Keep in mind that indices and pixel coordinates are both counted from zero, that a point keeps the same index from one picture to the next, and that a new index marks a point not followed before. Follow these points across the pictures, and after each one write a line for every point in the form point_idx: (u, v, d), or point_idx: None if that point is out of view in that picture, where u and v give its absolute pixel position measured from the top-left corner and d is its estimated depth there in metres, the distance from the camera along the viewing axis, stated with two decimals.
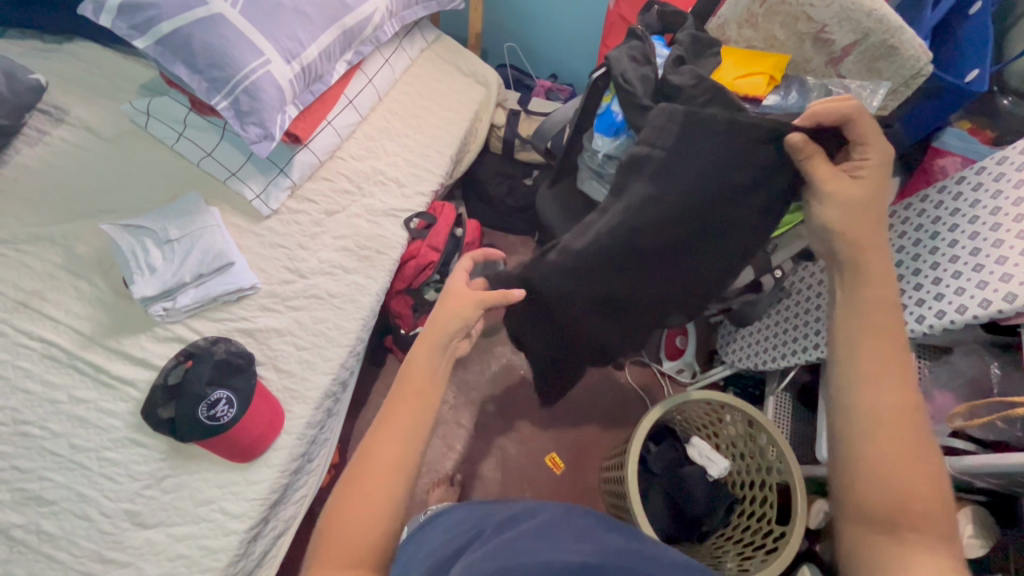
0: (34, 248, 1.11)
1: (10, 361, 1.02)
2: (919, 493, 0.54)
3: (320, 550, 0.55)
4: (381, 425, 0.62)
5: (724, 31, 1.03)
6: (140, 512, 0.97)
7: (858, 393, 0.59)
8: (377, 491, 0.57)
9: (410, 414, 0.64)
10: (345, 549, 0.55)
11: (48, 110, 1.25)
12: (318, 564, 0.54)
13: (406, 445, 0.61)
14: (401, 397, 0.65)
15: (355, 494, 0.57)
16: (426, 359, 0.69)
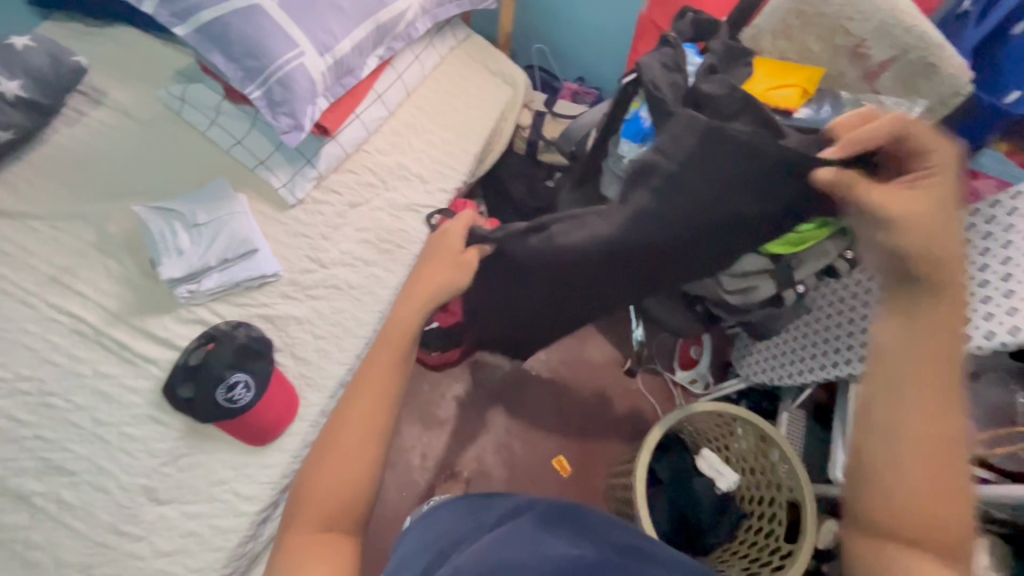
0: (68, 225, 1.15)
1: (39, 333, 1.06)
2: (938, 518, 0.55)
3: (299, 516, 0.64)
4: (351, 395, 0.71)
5: (758, 41, 1.02)
6: (155, 488, 0.99)
7: (890, 410, 0.59)
8: (344, 462, 0.65)
9: (374, 398, 0.69)
10: (320, 513, 0.64)
11: (87, 91, 1.28)
12: (297, 527, 0.64)
13: (373, 432, 0.68)
14: (371, 369, 0.72)
15: (322, 473, 0.65)
16: (388, 351, 0.74)
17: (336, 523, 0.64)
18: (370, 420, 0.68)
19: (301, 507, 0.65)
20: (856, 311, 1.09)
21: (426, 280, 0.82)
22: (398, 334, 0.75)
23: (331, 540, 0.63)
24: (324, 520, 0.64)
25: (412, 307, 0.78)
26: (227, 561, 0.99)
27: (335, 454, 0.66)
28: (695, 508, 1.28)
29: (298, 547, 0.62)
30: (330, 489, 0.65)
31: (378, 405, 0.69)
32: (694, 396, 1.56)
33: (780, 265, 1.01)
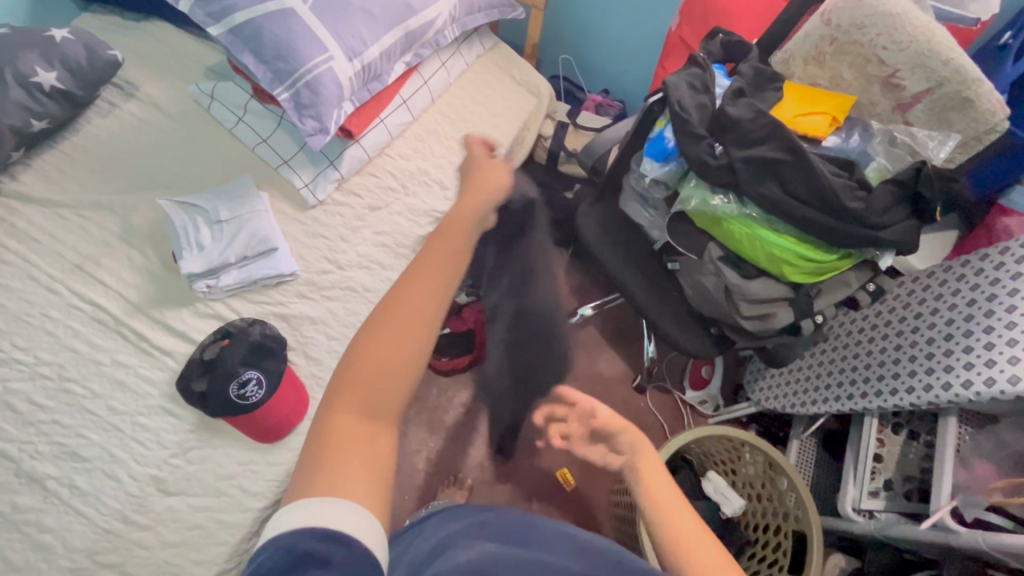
0: (95, 215, 1.17)
1: (62, 320, 1.08)
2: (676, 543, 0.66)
3: (346, 387, 0.56)
4: (407, 280, 0.60)
5: (789, 65, 1.03)
6: (165, 479, 1.01)
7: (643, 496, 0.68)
8: (398, 338, 0.57)
9: (439, 270, 0.60)
10: (369, 389, 0.55)
11: (120, 84, 1.31)
12: (340, 401, 0.55)
13: (432, 303, 0.59)
14: (428, 260, 0.61)
15: (376, 341, 0.57)
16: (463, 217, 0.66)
17: (380, 412, 0.55)
18: (423, 311, 0.58)
19: (342, 395, 0.55)
20: (873, 344, 1.07)
21: (474, 186, 0.70)
22: (459, 232, 0.64)
23: (374, 428, 0.55)
24: (367, 407, 0.55)
25: (473, 208, 0.67)
26: (231, 556, 1.01)
27: (386, 340, 0.56)
28: None
29: (339, 431, 0.53)
30: (375, 375, 0.55)
31: (434, 296, 0.59)
32: (702, 416, 1.53)
33: (800, 295, 0.97)
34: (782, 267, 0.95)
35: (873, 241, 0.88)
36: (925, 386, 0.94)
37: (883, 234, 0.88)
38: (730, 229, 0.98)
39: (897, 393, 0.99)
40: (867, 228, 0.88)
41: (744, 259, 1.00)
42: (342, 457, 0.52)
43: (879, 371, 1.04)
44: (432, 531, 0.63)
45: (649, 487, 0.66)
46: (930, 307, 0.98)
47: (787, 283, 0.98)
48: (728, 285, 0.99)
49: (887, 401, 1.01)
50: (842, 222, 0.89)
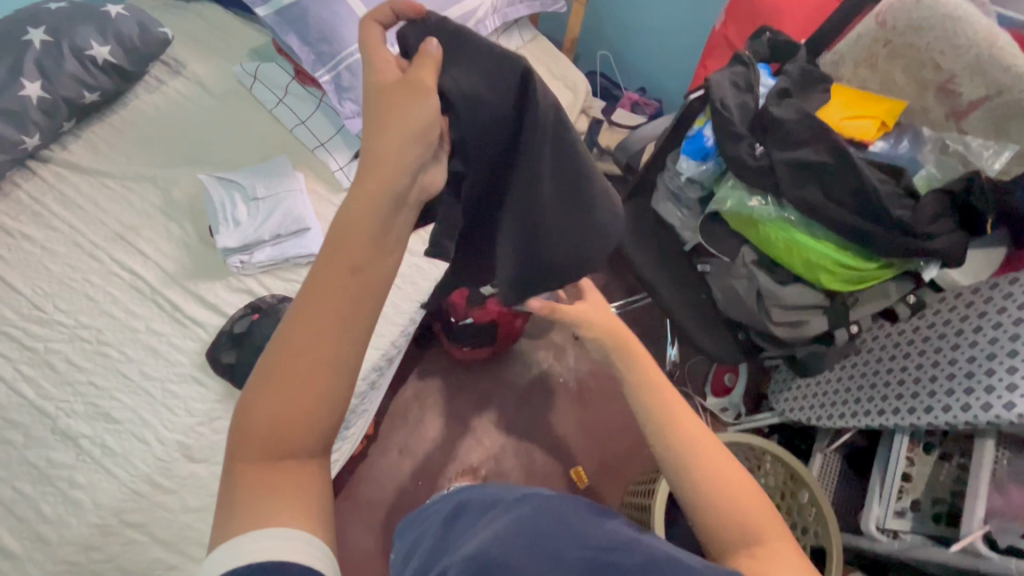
0: (138, 186, 1.21)
1: (102, 285, 1.12)
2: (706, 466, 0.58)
3: (241, 439, 0.47)
4: (307, 295, 0.46)
5: (838, 68, 1.01)
6: (190, 446, 1.03)
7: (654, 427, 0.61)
8: (296, 379, 0.46)
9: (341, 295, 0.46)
10: (267, 440, 0.46)
11: (169, 62, 1.35)
12: (239, 452, 0.47)
13: (337, 332, 0.46)
14: (329, 263, 0.47)
15: (270, 387, 0.46)
16: (366, 208, 0.47)
17: (293, 452, 0.47)
18: (337, 329, 0.46)
19: (247, 435, 0.46)
20: (910, 359, 1.03)
21: (380, 146, 0.48)
22: (359, 229, 0.47)
23: (287, 473, 0.47)
24: (268, 456, 0.46)
25: (366, 192, 0.47)
26: None
27: (285, 382, 0.46)
28: None
29: (250, 483, 0.46)
30: (274, 421, 0.46)
31: (337, 313, 0.46)
32: (722, 425, 1.50)
33: (835, 303, 0.95)
34: (818, 273, 0.93)
35: (918, 251, 0.85)
36: (963, 405, 0.90)
37: (930, 244, 0.85)
38: (765, 231, 0.96)
39: (933, 411, 0.95)
40: (911, 237, 0.85)
41: (779, 264, 0.98)
42: (262, 499, 0.45)
43: (914, 387, 1.01)
44: (427, 545, 0.60)
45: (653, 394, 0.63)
46: (971, 324, 0.94)
47: (823, 290, 0.95)
48: (760, 289, 0.98)
49: (921, 419, 0.97)
50: (886, 231, 0.87)
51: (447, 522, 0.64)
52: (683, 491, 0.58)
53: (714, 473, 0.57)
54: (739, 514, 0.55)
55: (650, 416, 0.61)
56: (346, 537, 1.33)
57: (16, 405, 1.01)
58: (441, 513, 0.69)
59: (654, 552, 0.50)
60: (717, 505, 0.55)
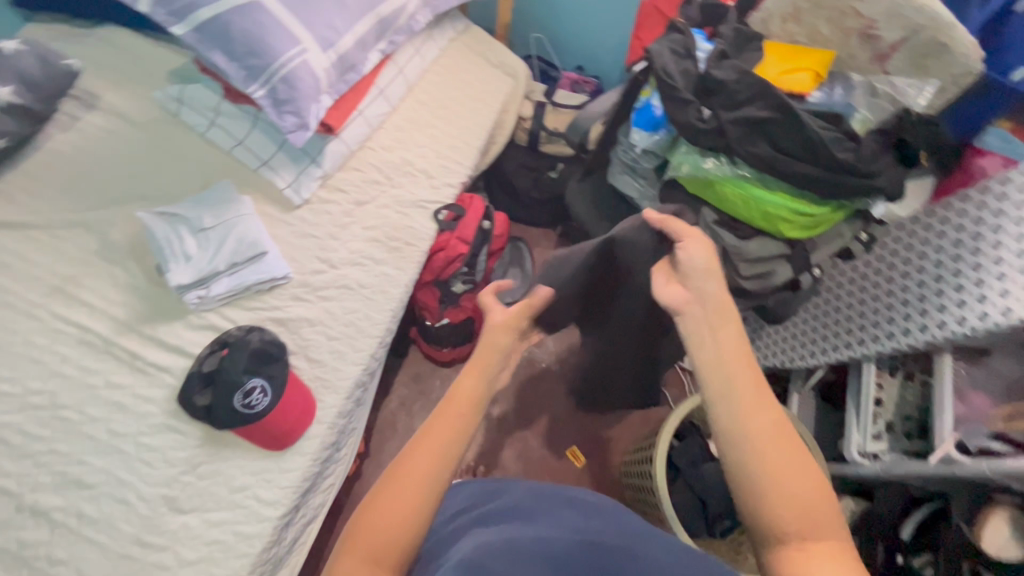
0: (69, 234, 1.12)
1: (48, 345, 1.03)
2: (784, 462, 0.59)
3: (351, 534, 0.57)
4: (417, 441, 0.63)
5: (767, 26, 1.05)
6: (176, 497, 0.98)
7: (734, 413, 0.61)
8: (411, 497, 0.58)
9: (459, 424, 0.65)
10: (376, 538, 0.56)
11: (80, 96, 1.25)
12: (348, 544, 0.57)
13: (441, 459, 0.61)
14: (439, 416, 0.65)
15: (387, 492, 0.59)
16: (474, 382, 0.70)
17: (385, 561, 0.55)
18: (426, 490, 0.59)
19: (346, 550, 0.56)
20: (867, 292, 1.10)
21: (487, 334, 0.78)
22: (462, 394, 0.68)
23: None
24: (374, 557, 0.55)
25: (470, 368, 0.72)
26: (253, 566, 0.98)
27: (387, 496, 0.58)
28: (710, 491, 1.30)
29: (336, 575, 0.55)
30: (383, 531, 0.56)
31: (445, 451, 0.62)
32: None
33: (797, 250, 1.00)
34: (776, 224, 0.97)
35: (864, 190, 0.91)
36: (921, 326, 0.98)
37: (876, 181, 0.90)
38: (722, 189, 0.99)
39: (894, 336, 1.03)
40: (858, 177, 0.90)
41: (739, 221, 1.02)
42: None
43: (874, 317, 1.08)
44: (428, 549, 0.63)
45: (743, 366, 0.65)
46: (918, 252, 1.01)
47: (784, 240, 1.00)
48: (724, 247, 1.01)
49: (886, 345, 1.05)
50: (835, 174, 0.91)
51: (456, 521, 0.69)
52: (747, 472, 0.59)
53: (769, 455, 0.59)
54: (794, 501, 0.57)
55: (731, 386, 0.63)
56: None
57: None
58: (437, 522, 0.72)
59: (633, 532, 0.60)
60: (766, 480, 0.58)
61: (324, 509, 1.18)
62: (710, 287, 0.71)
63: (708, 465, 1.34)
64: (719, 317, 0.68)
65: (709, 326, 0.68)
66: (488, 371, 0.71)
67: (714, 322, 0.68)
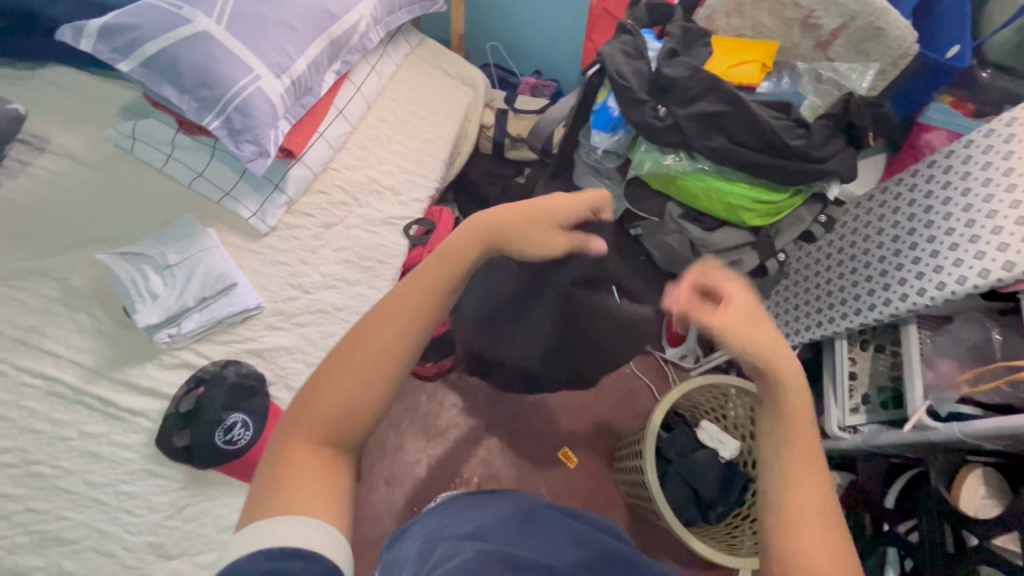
0: (27, 283, 1.08)
1: (14, 400, 1.00)
2: (825, 549, 0.50)
3: (301, 412, 0.55)
4: (393, 302, 0.59)
5: (712, 22, 1.07)
6: (164, 543, 0.96)
7: (783, 484, 0.54)
8: (357, 379, 0.55)
9: (421, 295, 0.59)
10: (323, 420, 0.55)
11: (28, 139, 1.21)
12: (297, 417, 0.55)
13: (404, 338, 0.57)
14: (423, 272, 0.60)
15: (342, 371, 0.56)
16: (466, 241, 0.62)
17: (340, 443, 0.55)
18: (384, 362, 0.56)
19: (294, 417, 0.56)
20: (833, 271, 1.13)
21: (517, 221, 0.65)
22: (454, 256, 0.61)
23: (329, 458, 0.55)
24: (322, 439, 0.55)
25: (478, 225, 0.63)
26: None
27: (344, 375, 0.55)
28: (701, 480, 1.32)
29: (282, 462, 0.54)
30: (339, 412, 0.55)
31: (405, 332, 0.57)
32: (685, 370, 1.59)
33: (761, 237, 1.02)
34: (739, 213, 0.99)
35: (819, 174, 0.93)
36: (884, 300, 1.01)
37: (828, 164, 0.93)
38: (684, 184, 1.01)
39: (861, 312, 1.05)
40: (810, 162, 0.93)
41: (703, 213, 1.05)
42: (291, 492, 0.51)
43: (841, 295, 1.11)
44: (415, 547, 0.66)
45: (796, 424, 0.57)
46: (876, 230, 1.04)
47: (749, 228, 1.03)
48: (692, 241, 1.05)
49: (854, 322, 1.07)
50: (790, 161, 0.93)
51: (434, 530, 0.71)
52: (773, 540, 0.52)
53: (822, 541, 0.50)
54: None
55: (790, 458, 0.55)
56: None
57: None
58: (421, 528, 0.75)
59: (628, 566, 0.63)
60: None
61: None
62: (765, 325, 0.60)
63: (697, 453, 1.36)
64: (796, 380, 0.58)
65: (786, 385, 0.58)
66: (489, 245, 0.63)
67: (787, 384, 0.58)
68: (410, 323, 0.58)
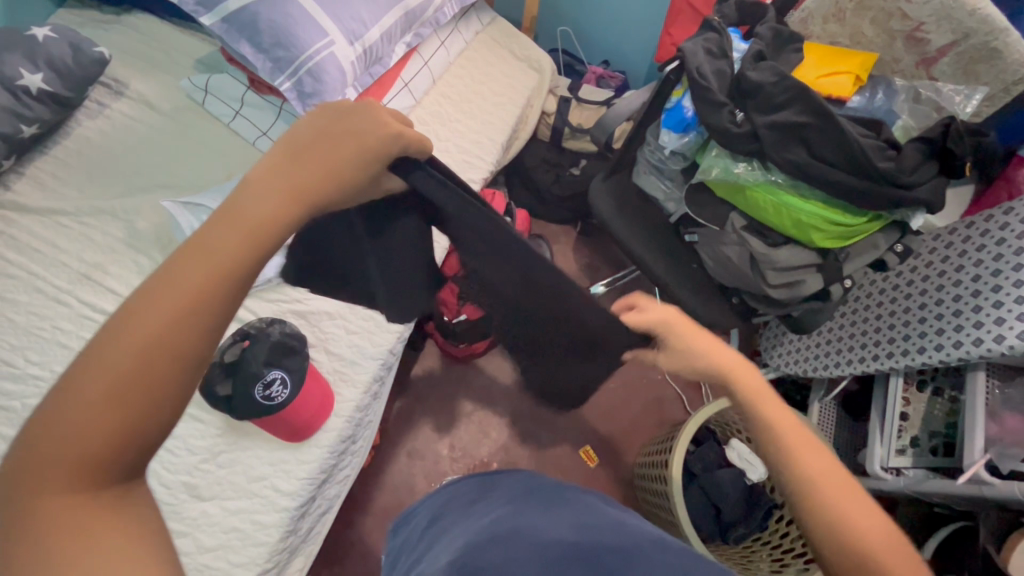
0: (96, 221, 1.14)
1: (75, 331, 1.05)
2: (854, 512, 0.52)
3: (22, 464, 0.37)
4: (139, 297, 0.40)
5: (807, 26, 1.03)
6: (198, 485, 1.00)
7: (788, 469, 0.55)
8: (109, 393, 0.37)
9: (200, 279, 0.40)
10: (53, 457, 0.37)
11: (109, 83, 1.26)
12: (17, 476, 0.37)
13: (185, 322, 0.40)
14: (211, 240, 0.42)
15: (70, 394, 0.37)
16: (260, 197, 0.44)
17: (114, 476, 0.39)
18: (155, 357, 0.39)
19: (20, 481, 0.37)
20: (899, 304, 1.07)
21: (309, 166, 0.46)
22: (251, 227, 0.43)
23: (87, 502, 0.37)
24: (79, 477, 0.37)
25: (276, 192, 0.44)
26: (271, 555, 0.99)
27: (81, 406, 0.37)
28: (724, 497, 1.29)
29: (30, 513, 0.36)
30: (102, 441, 0.37)
31: (174, 317, 0.39)
32: None
33: (828, 260, 0.96)
34: (809, 232, 0.94)
35: (906, 202, 0.87)
36: (954, 342, 0.95)
37: (917, 191, 0.86)
38: (753, 196, 0.97)
39: (926, 352, 0.99)
40: (899, 187, 0.87)
41: (768, 228, 1.00)
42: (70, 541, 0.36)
43: (905, 331, 1.05)
44: (424, 541, 0.66)
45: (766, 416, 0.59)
46: (954, 267, 0.98)
47: (815, 249, 0.97)
48: (752, 254, 1.00)
49: (916, 360, 1.01)
50: (876, 183, 0.87)
51: (440, 517, 0.70)
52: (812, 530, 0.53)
53: (857, 520, 0.51)
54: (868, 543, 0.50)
55: (784, 445, 0.57)
56: (366, 547, 1.29)
57: None
58: (426, 515, 0.75)
59: (645, 541, 0.57)
60: (854, 539, 0.50)
61: (339, 500, 1.19)
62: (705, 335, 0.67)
63: (722, 471, 1.33)
64: (745, 368, 0.63)
65: (749, 387, 0.62)
66: (296, 194, 0.45)
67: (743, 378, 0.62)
68: (170, 315, 0.39)
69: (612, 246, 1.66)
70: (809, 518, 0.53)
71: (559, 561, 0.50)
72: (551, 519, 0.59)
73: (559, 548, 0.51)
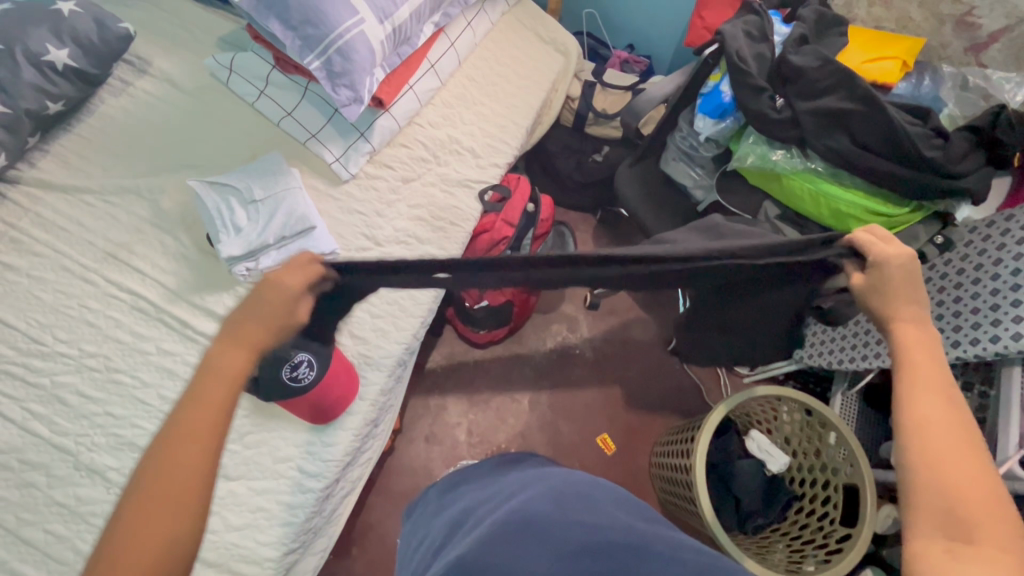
0: (121, 200, 1.13)
1: (102, 309, 1.05)
2: (965, 472, 0.52)
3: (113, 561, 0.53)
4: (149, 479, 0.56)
5: (851, 8, 1.01)
6: (225, 464, 1.01)
7: (909, 405, 0.57)
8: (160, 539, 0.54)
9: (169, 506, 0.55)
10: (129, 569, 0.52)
11: (132, 60, 1.25)
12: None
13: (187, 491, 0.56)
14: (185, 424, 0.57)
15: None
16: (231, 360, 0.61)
17: None
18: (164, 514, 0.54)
19: None
20: (932, 297, 1.06)
21: (223, 352, 0.62)
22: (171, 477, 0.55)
23: None
24: None
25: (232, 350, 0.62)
26: (296, 535, 1.00)
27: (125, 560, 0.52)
28: (744, 489, 1.28)
29: None
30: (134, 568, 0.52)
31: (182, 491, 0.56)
32: (738, 376, 1.53)
33: None
34: (847, 222, 0.92)
35: (950, 192, 0.85)
36: (991, 336, 0.93)
37: (964, 182, 0.84)
38: (790, 183, 0.95)
39: (961, 345, 0.98)
40: (945, 177, 0.85)
41: (805, 217, 0.98)
42: None
43: (939, 323, 1.03)
44: (442, 519, 0.66)
45: (902, 388, 0.59)
46: (995, 259, 0.96)
47: None
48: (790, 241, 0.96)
49: (948, 353, 1.00)
50: (920, 172, 0.85)
51: (451, 504, 0.71)
52: (907, 473, 0.55)
53: (962, 483, 0.52)
54: (963, 500, 0.51)
55: (910, 389, 0.58)
56: (384, 530, 1.29)
57: (30, 445, 0.95)
58: (434, 500, 0.77)
59: (663, 536, 0.56)
60: (949, 488, 0.52)
61: (361, 483, 1.19)
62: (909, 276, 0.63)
63: (742, 461, 1.32)
64: (916, 317, 0.62)
65: (917, 325, 0.61)
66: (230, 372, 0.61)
67: (911, 319, 0.62)
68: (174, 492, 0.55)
69: (632, 235, 1.64)
70: (905, 459, 0.55)
71: (569, 557, 0.50)
72: (567, 507, 0.58)
73: (572, 544, 0.51)
